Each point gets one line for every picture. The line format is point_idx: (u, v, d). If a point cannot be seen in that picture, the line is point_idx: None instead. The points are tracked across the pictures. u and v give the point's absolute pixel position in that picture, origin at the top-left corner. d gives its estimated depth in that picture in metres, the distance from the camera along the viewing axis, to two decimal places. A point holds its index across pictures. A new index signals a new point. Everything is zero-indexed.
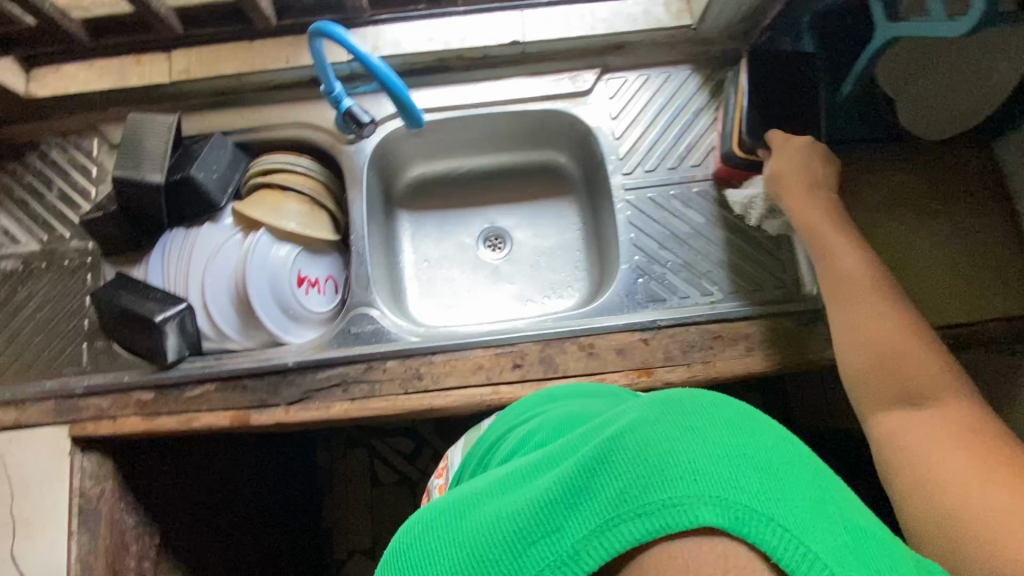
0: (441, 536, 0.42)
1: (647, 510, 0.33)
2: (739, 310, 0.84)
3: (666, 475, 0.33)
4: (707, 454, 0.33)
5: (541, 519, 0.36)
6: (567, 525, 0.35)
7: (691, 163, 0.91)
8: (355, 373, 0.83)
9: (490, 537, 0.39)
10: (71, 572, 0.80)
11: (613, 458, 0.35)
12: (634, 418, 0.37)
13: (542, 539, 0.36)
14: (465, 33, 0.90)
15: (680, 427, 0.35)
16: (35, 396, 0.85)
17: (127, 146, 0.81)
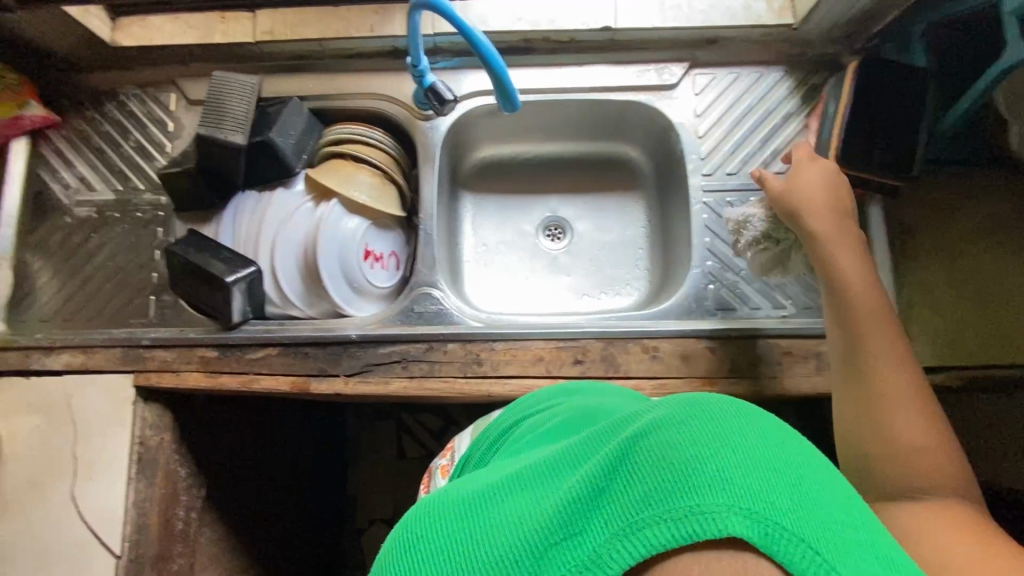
0: (446, 528, 0.39)
1: (676, 516, 0.30)
2: (814, 327, 0.81)
3: (692, 480, 0.30)
4: (732, 459, 0.31)
5: (560, 518, 0.33)
6: (590, 528, 0.32)
7: (775, 170, 0.87)
8: (415, 352, 0.83)
9: (504, 534, 0.35)
10: (127, 516, 0.82)
11: (637, 460, 0.32)
12: (656, 415, 0.34)
13: (561, 541, 0.33)
14: (555, 14, 0.87)
15: (708, 430, 0.32)
16: (102, 343, 0.86)
17: (211, 105, 0.81)
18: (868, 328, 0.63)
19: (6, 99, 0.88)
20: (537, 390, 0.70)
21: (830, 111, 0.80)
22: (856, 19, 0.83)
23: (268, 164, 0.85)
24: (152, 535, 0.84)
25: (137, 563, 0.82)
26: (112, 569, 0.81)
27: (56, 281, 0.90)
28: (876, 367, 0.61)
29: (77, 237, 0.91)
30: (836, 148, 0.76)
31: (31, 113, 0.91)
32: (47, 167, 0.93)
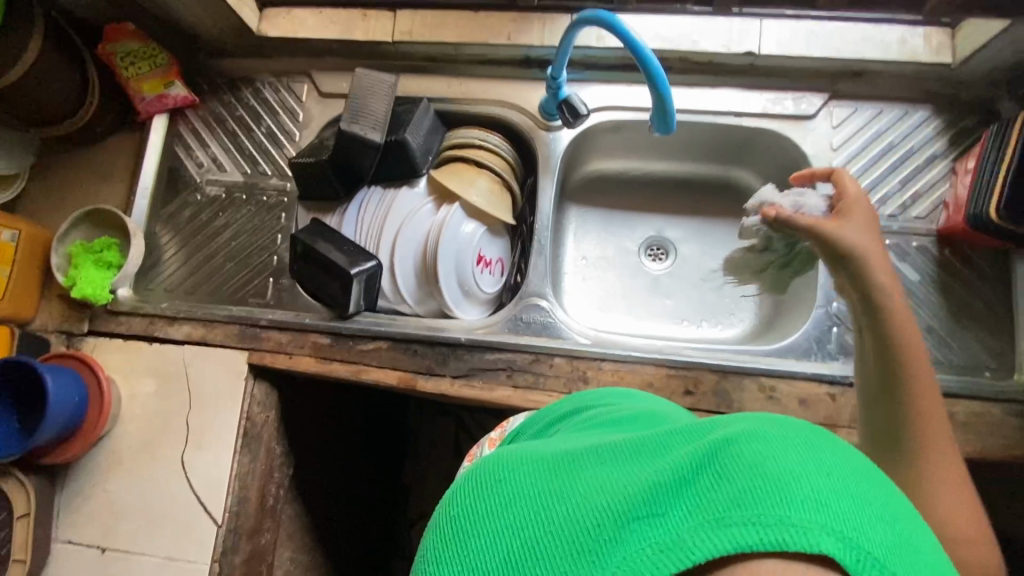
0: (513, 491, 0.37)
1: (766, 521, 0.27)
2: (944, 384, 0.77)
3: (784, 487, 0.28)
4: (825, 479, 0.28)
5: (639, 500, 0.31)
6: (670, 515, 0.30)
7: (914, 215, 0.83)
8: (522, 362, 0.82)
9: (575, 508, 0.33)
10: (229, 488, 0.85)
11: (724, 458, 0.30)
12: (744, 425, 0.32)
13: (637, 522, 0.30)
14: (698, 34, 0.85)
15: (803, 448, 0.30)
16: (221, 319, 0.89)
17: (352, 103, 0.82)
18: (916, 362, 0.56)
19: (156, 77, 0.92)
20: (601, 389, 0.65)
21: (991, 161, 0.76)
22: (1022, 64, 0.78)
23: (396, 163, 0.87)
24: (250, 508, 0.87)
25: (235, 533, 0.85)
26: (213, 536, 0.84)
27: (182, 255, 0.94)
28: (920, 404, 0.54)
29: (204, 215, 0.95)
30: (999, 201, 0.72)
31: (176, 93, 0.94)
32: (182, 144, 0.98)
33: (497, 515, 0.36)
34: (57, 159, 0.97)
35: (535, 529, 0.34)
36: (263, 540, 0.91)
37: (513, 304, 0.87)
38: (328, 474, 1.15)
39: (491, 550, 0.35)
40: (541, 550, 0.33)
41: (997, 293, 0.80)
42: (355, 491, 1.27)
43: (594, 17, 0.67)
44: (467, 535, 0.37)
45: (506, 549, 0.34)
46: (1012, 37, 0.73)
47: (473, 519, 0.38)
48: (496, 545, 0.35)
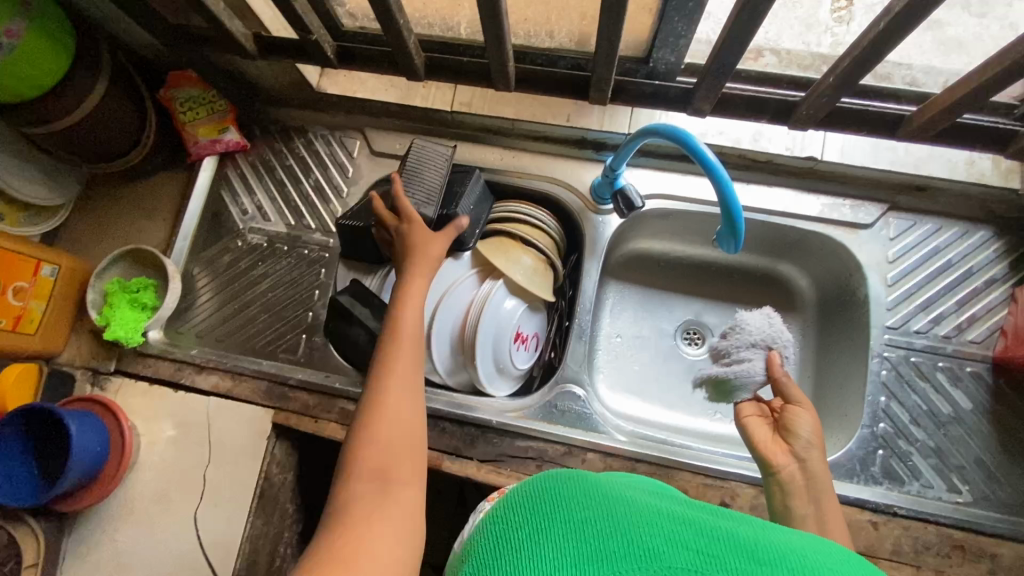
0: (581, 483, 0.39)
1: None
2: (992, 525, 0.74)
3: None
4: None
5: (696, 535, 0.34)
6: (723, 557, 0.33)
7: (969, 338, 0.81)
8: (553, 453, 0.80)
9: (637, 512, 0.36)
10: (240, 551, 0.82)
11: (786, 549, 0.34)
12: (800, 535, 0.36)
13: (689, 550, 0.33)
14: (761, 134, 0.84)
15: (847, 564, 0.34)
16: (250, 373, 0.88)
17: (410, 174, 0.82)
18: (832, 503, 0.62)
19: (211, 123, 0.93)
20: None
21: None
22: None
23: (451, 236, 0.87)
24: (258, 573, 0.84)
25: None
26: None
27: (216, 301, 0.94)
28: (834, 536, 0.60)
29: (243, 262, 0.95)
30: None
31: (228, 139, 0.95)
32: (228, 189, 0.97)
33: (560, 492, 0.39)
34: (104, 191, 0.98)
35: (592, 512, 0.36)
36: None
37: (547, 389, 0.84)
38: None
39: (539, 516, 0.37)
40: (590, 529, 0.35)
41: None
42: None
43: (665, 129, 0.67)
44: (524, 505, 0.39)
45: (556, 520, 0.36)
46: None
47: (535, 491, 0.40)
48: (546, 517, 0.37)
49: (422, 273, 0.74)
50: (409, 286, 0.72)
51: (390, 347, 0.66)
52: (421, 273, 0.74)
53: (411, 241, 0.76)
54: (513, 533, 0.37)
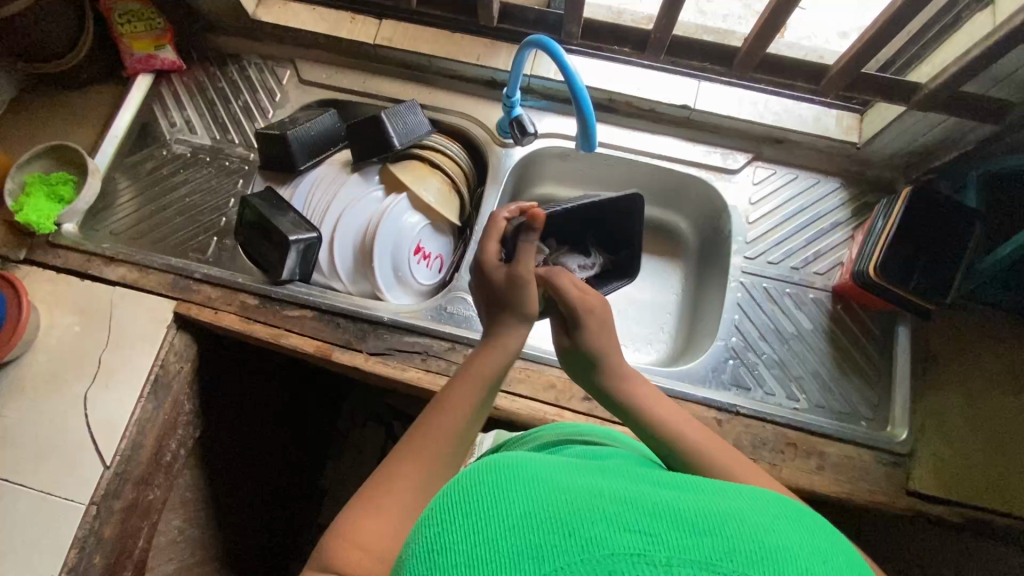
0: (518, 473, 0.37)
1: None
2: (822, 425, 0.83)
3: (776, 559, 0.32)
4: (804, 556, 0.33)
5: (639, 514, 0.33)
6: (666, 537, 0.32)
7: (814, 270, 0.91)
8: (437, 348, 0.86)
9: (582, 505, 0.34)
10: (126, 429, 0.84)
11: (727, 516, 0.34)
12: (737, 504, 0.36)
13: (633, 531, 0.32)
14: (642, 83, 0.95)
15: (787, 527, 0.35)
16: (157, 266, 0.92)
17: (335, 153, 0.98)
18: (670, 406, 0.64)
19: (148, 38, 0.99)
20: (583, 424, 0.76)
21: (877, 227, 0.84)
22: (916, 151, 0.88)
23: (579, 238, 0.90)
24: (142, 456, 0.86)
25: (120, 478, 0.84)
26: (96, 477, 0.82)
27: (135, 203, 0.98)
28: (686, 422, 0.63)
29: (165, 169, 1.00)
30: (875, 262, 0.81)
31: (164, 56, 1.01)
32: (161, 104, 1.03)
33: (497, 485, 0.36)
34: (37, 96, 1.02)
35: (532, 507, 0.34)
36: (149, 493, 0.90)
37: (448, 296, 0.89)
38: (238, 452, 1.13)
39: (475, 517, 0.34)
40: (531, 526, 0.33)
41: (880, 353, 0.87)
42: (265, 483, 1.22)
43: (533, 38, 0.76)
44: (458, 503, 0.36)
45: (496, 521, 0.34)
46: (907, 123, 0.84)
47: (467, 485, 0.37)
48: (483, 518, 0.34)
49: (483, 375, 0.62)
50: (465, 378, 0.62)
51: (432, 427, 0.56)
52: (477, 375, 0.62)
53: (500, 332, 0.67)
54: (445, 536, 0.34)
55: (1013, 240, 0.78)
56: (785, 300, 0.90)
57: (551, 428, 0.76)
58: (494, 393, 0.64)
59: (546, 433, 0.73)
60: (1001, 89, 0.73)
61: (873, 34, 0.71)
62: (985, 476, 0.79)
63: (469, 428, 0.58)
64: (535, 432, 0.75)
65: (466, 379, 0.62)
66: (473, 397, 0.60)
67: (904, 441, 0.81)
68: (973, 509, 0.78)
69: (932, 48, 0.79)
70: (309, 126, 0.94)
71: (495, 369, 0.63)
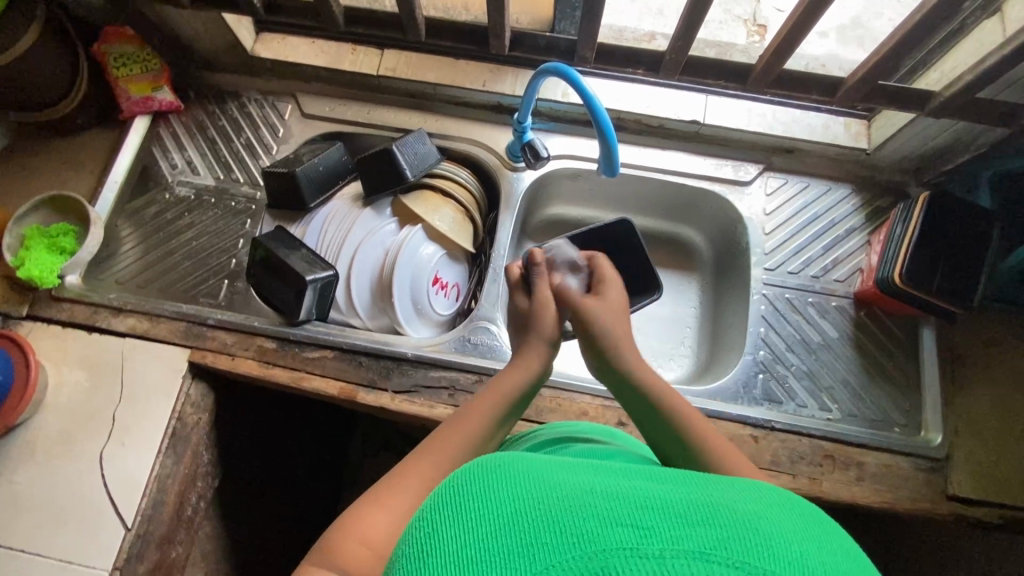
0: (507, 473, 0.37)
1: (750, 569, 0.30)
2: (857, 435, 0.82)
3: (772, 549, 0.31)
4: (802, 543, 0.33)
5: (631, 509, 0.33)
6: (660, 529, 0.32)
7: (834, 277, 0.92)
8: (465, 382, 0.84)
9: (572, 502, 0.34)
10: (147, 488, 0.81)
11: (723, 507, 0.34)
12: (736, 496, 0.35)
13: (626, 525, 0.32)
14: (651, 101, 0.96)
15: (787, 522, 0.34)
16: (168, 315, 0.89)
17: (345, 190, 0.97)
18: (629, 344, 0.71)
19: (145, 80, 0.97)
20: (580, 423, 0.75)
21: (897, 233, 0.84)
22: (926, 155, 0.89)
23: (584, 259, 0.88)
24: (164, 514, 0.83)
25: (143, 540, 0.80)
26: (119, 541, 0.79)
27: (139, 250, 0.95)
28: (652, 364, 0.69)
29: (169, 213, 0.97)
30: (900, 267, 0.81)
31: (162, 97, 0.99)
32: (160, 146, 1.01)
33: (491, 487, 0.36)
34: (30, 145, 0.99)
35: (522, 504, 0.34)
36: (172, 552, 0.86)
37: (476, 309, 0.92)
38: (256, 495, 1.09)
39: (468, 520, 0.35)
40: (519, 522, 0.33)
41: (907, 357, 0.87)
42: (284, 524, 1.18)
43: (546, 65, 0.75)
44: (450, 507, 0.36)
45: (484, 522, 0.34)
46: (917, 129, 0.85)
47: (460, 485, 0.38)
48: (472, 519, 0.35)
49: (505, 392, 0.64)
50: (492, 389, 0.65)
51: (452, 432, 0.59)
52: (502, 390, 0.65)
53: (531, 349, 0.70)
54: (437, 538, 0.35)
55: None
56: (808, 310, 0.90)
57: (548, 427, 0.75)
58: (519, 408, 0.67)
59: (541, 432, 0.73)
60: (1012, 92, 0.74)
61: (890, 47, 0.72)
62: (1022, 476, 0.79)
63: (485, 440, 0.60)
64: (534, 431, 0.75)
65: (491, 393, 0.64)
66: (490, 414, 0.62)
67: (940, 446, 0.81)
68: (1013, 510, 0.78)
69: (938, 54, 0.80)
70: (317, 162, 0.92)
71: (519, 387, 0.66)
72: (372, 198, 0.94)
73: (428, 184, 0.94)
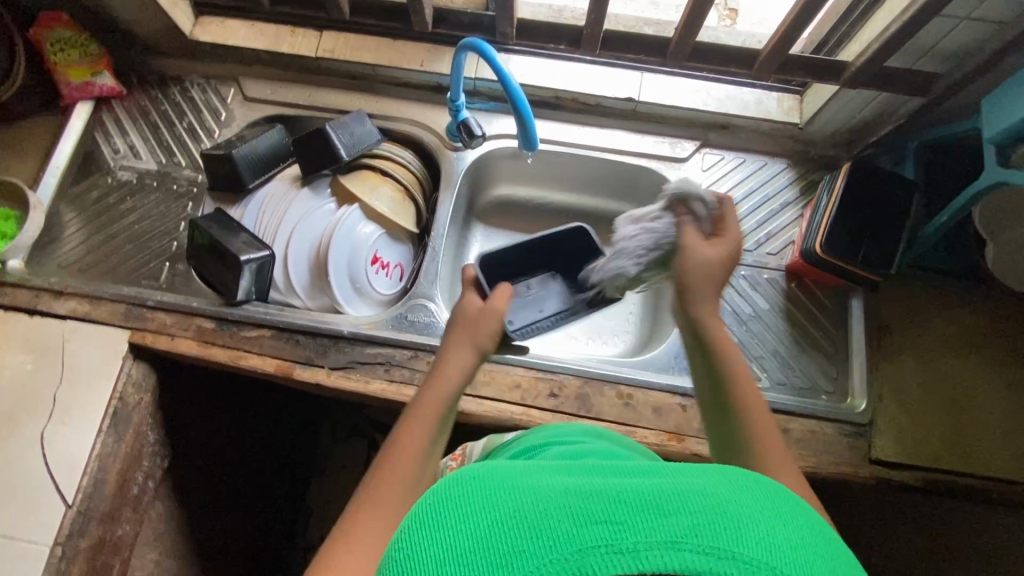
0: (481, 481, 0.37)
1: (719, 554, 0.31)
2: (784, 403, 0.84)
3: (740, 527, 0.32)
4: (767, 520, 0.34)
5: (603, 504, 0.33)
6: (631, 522, 0.32)
7: (767, 250, 0.93)
8: (400, 357, 0.86)
9: (547, 505, 0.34)
10: (87, 466, 0.82)
11: (693, 492, 0.34)
12: (707, 478, 0.36)
13: (600, 523, 0.32)
14: (586, 79, 0.96)
15: (757, 501, 0.35)
16: (109, 297, 0.90)
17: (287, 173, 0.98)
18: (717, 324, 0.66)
19: (84, 65, 0.97)
20: (557, 425, 0.75)
21: (822, 203, 0.86)
22: (854, 128, 0.90)
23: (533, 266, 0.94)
24: (106, 492, 0.84)
25: (85, 517, 0.82)
26: (59, 518, 0.80)
27: (83, 233, 0.95)
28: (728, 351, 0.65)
29: (112, 198, 0.98)
30: (821, 238, 0.82)
31: (102, 83, 1.00)
32: (102, 131, 1.01)
33: (463, 497, 0.36)
34: None
35: (498, 514, 0.34)
36: (117, 529, 0.88)
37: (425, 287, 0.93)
38: (214, 475, 1.11)
39: (444, 538, 0.34)
40: (499, 533, 0.33)
41: (836, 327, 0.89)
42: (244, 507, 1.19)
43: (467, 40, 0.76)
44: (426, 521, 0.36)
45: (460, 536, 0.34)
46: (841, 102, 0.86)
47: (432, 501, 0.37)
48: (451, 533, 0.34)
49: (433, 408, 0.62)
50: (418, 410, 0.63)
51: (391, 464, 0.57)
52: (428, 410, 0.62)
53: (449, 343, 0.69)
54: (415, 556, 0.34)
55: (949, 208, 0.80)
56: (740, 284, 0.92)
57: (529, 433, 0.74)
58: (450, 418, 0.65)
59: (530, 436, 0.71)
60: (926, 61, 0.76)
61: (798, 17, 0.73)
62: (942, 438, 0.81)
63: (426, 461, 0.59)
64: (520, 436, 0.73)
65: (418, 413, 0.62)
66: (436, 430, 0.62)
67: (864, 411, 0.83)
68: (933, 472, 0.80)
69: (858, 26, 0.81)
70: (255, 144, 0.92)
71: (446, 398, 0.64)
72: (312, 181, 0.95)
73: (368, 166, 0.95)
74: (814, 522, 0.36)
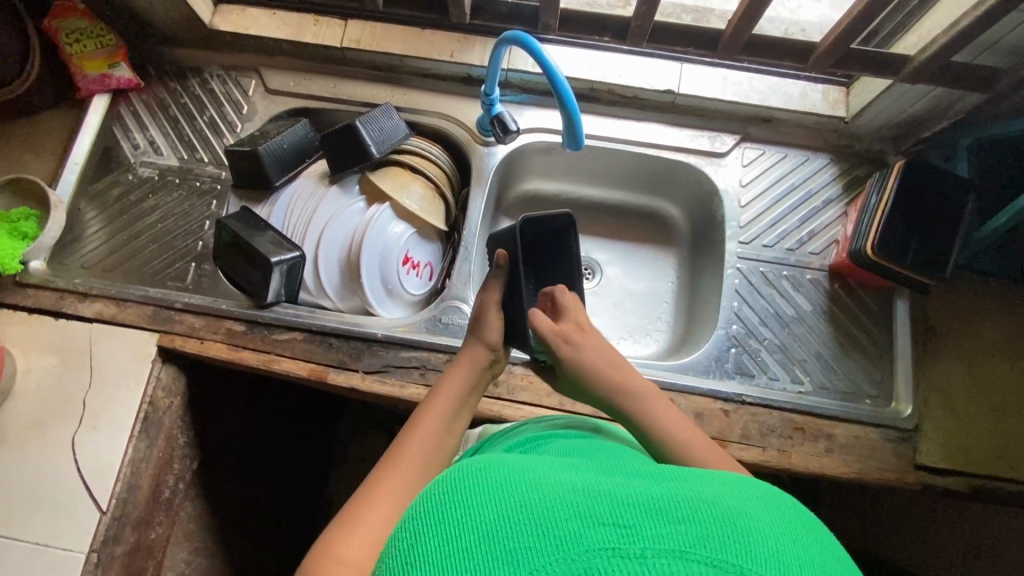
0: (490, 476, 0.35)
1: (728, 568, 0.29)
2: (828, 408, 0.82)
3: (751, 543, 0.30)
4: (778, 537, 0.31)
5: (612, 506, 0.31)
6: (641, 527, 0.30)
7: (809, 250, 0.90)
8: (435, 361, 0.84)
9: (552, 500, 0.32)
10: (121, 471, 0.81)
11: (703, 501, 0.32)
12: (717, 490, 0.34)
13: (606, 525, 0.30)
14: (624, 70, 0.93)
15: (770, 517, 0.32)
16: (135, 298, 0.88)
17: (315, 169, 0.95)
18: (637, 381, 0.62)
19: (100, 56, 0.94)
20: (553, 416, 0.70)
21: (871, 204, 0.83)
22: (903, 123, 0.87)
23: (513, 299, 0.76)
24: (140, 496, 0.84)
25: (119, 522, 0.81)
26: (94, 524, 0.79)
27: (105, 232, 0.93)
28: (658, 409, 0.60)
29: (133, 195, 0.95)
30: (872, 240, 0.80)
31: (119, 75, 0.96)
32: (120, 125, 0.98)
33: (469, 490, 0.34)
34: None
35: (502, 508, 0.32)
36: (151, 531, 0.88)
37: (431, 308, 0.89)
38: (241, 474, 1.10)
39: (448, 530, 0.32)
40: (504, 529, 0.31)
41: (881, 329, 0.86)
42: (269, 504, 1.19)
43: (509, 33, 0.72)
44: (427, 514, 0.34)
45: (465, 530, 0.32)
46: (893, 95, 0.83)
47: (437, 494, 0.35)
48: (457, 528, 0.32)
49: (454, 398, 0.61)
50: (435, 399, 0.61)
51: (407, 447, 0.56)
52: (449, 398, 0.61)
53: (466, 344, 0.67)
54: (415, 551, 0.32)
55: (1007, 209, 0.77)
56: (781, 284, 0.89)
57: (533, 422, 0.72)
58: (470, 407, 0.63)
59: (528, 428, 0.69)
60: (990, 54, 0.73)
61: (862, 8, 0.69)
62: (990, 444, 0.80)
63: (445, 445, 0.58)
64: (518, 426, 0.71)
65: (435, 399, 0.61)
66: (467, 379, 0.64)
67: (910, 416, 0.81)
68: (979, 478, 0.79)
69: (917, 16, 0.77)
70: (281, 139, 0.89)
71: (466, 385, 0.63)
72: (341, 177, 0.92)
73: (398, 160, 0.92)
74: (826, 546, 0.33)
